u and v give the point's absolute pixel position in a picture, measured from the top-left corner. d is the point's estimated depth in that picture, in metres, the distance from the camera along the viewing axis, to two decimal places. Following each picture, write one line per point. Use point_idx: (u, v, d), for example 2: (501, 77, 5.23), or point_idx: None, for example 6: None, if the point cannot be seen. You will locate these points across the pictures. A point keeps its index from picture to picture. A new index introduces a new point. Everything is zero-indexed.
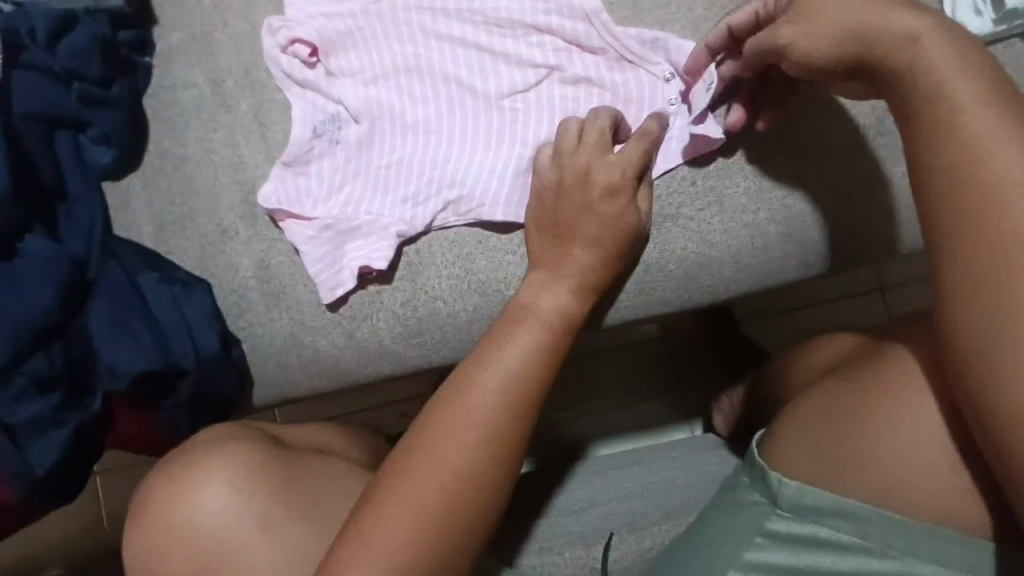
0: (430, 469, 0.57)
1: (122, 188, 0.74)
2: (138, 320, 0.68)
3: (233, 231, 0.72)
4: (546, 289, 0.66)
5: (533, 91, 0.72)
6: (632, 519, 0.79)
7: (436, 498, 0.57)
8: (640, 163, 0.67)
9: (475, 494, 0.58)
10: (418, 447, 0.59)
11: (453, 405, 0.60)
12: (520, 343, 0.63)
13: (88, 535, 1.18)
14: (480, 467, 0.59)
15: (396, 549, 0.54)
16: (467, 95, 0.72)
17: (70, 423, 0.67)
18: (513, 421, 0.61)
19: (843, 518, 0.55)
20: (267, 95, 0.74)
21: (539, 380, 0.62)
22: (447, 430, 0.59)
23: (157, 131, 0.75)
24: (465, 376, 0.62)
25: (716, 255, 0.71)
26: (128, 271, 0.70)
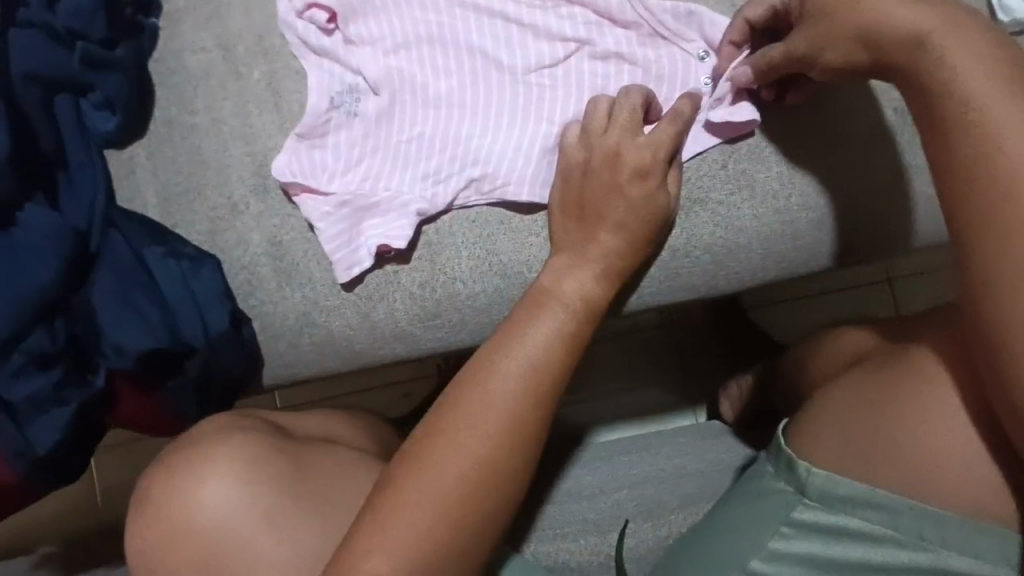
0: (449, 458, 0.54)
1: (126, 157, 0.71)
2: (144, 297, 0.66)
3: (244, 205, 0.69)
4: (572, 270, 0.62)
5: (561, 66, 0.70)
6: (648, 507, 0.78)
7: (455, 489, 0.53)
8: (672, 143, 0.64)
9: (496, 485, 0.55)
10: (437, 434, 0.55)
11: (474, 389, 0.57)
12: (545, 326, 0.59)
13: (82, 515, 1.16)
14: (503, 456, 0.55)
15: (414, 538, 0.52)
16: (492, 68, 0.69)
17: (72, 401, 0.64)
18: (537, 408, 0.57)
19: (875, 508, 0.54)
20: (280, 62, 0.71)
21: (563, 366, 0.59)
22: (467, 416, 0.56)
23: (164, 98, 0.71)
24: (486, 359, 0.58)
25: (743, 242, 0.69)
26: (132, 245, 0.66)
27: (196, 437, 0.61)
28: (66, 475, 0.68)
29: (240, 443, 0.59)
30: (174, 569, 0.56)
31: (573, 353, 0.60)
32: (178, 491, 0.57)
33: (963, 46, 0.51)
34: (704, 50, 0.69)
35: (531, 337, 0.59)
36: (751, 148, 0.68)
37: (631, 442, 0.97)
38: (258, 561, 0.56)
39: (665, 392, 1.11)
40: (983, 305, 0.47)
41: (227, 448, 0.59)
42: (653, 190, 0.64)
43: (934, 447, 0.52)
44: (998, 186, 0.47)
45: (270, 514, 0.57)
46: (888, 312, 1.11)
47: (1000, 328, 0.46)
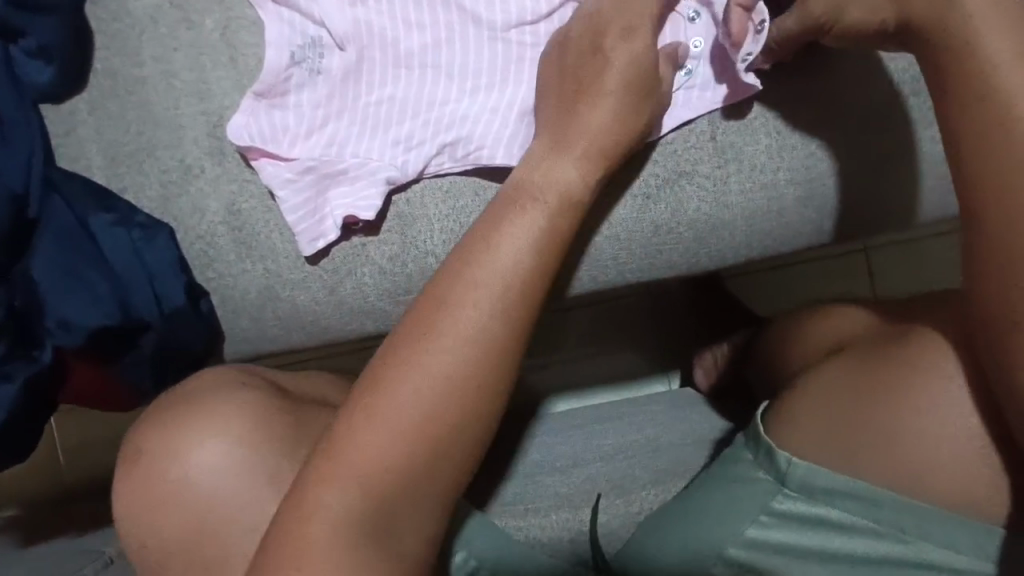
0: (413, 380, 0.49)
1: (67, 112, 0.64)
2: (91, 268, 0.61)
3: (199, 168, 0.64)
4: (541, 177, 0.56)
5: (544, 23, 0.64)
6: (621, 483, 0.78)
7: (417, 408, 0.49)
8: (637, 91, 0.58)
9: (466, 406, 0.50)
10: (399, 355, 0.50)
11: (436, 303, 0.51)
12: (516, 232, 0.53)
13: (32, 476, 1.13)
14: (468, 369, 0.50)
15: (377, 461, 0.48)
16: (469, 23, 0.64)
17: (18, 378, 0.60)
18: (511, 321, 0.52)
19: (854, 500, 0.54)
20: (236, 11, 0.64)
21: (538, 273, 0.53)
22: (427, 332, 0.51)
23: (106, 47, 0.64)
24: (449, 273, 0.52)
25: (728, 218, 0.67)
26: (78, 212, 0.62)
27: (168, 398, 0.57)
28: (18, 453, 0.65)
29: (227, 396, 0.56)
30: (160, 543, 0.54)
31: (550, 263, 0.54)
32: (154, 460, 0.54)
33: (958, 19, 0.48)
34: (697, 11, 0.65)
35: (499, 246, 0.53)
36: (740, 122, 0.65)
37: (604, 412, 0.97)
38: (254, 523, 0.54)
39: (635, 364, 1.10)
40: (982, 293, 0.48)
41: (198, 401, 0.56)
42: (623, 138, 0.59)
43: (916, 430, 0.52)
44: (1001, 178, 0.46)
45: (247, 471, 0.54)
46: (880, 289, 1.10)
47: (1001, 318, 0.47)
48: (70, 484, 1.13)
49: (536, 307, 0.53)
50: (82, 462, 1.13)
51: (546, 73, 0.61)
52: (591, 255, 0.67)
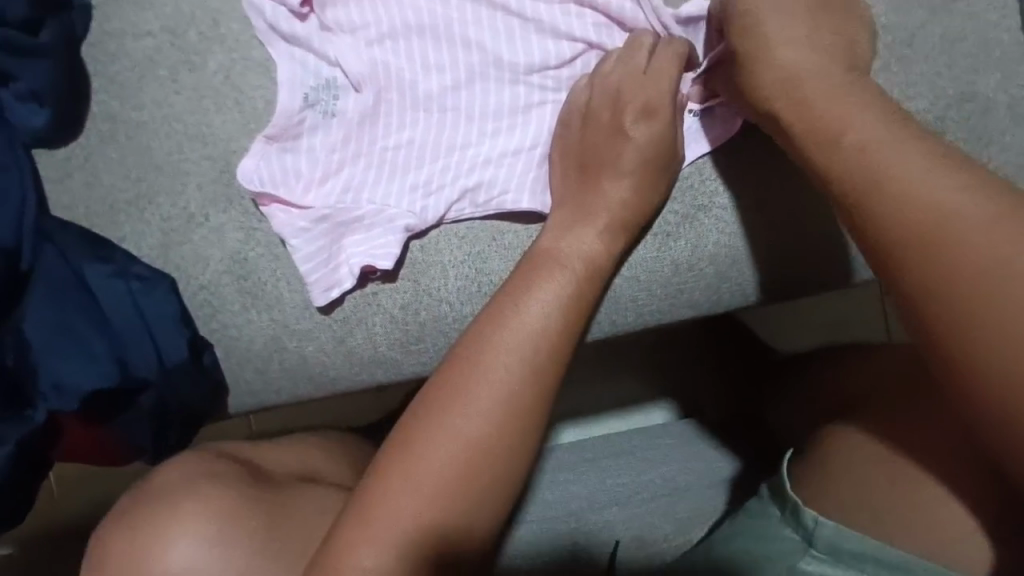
0: (444, 442, 0.47)
1: (62, 157, 0.61)
2: (87, 325, 0.58)
3: (202, 216, 0.61)
4: (568, 237, 0.55)
5: (569, 68, 0.61)
6: (639, 532, 0.75)
7: (446, 475, 0.47)
8: (665, 140, 0.57)
9: (499, 470, 0.48)
10: (430, 416, 0.48)
11: (469, 365, 0.50)
12: (547, 290, 0.53)
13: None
14: (500, 435, 0.48)
15: (406, 531, 0.45)
16: (492, 65, 0.60)
17: (9, 437, 0.58)
18: (544, 379, 0.50)
19: (894, 570, 0.51)
20: (242, 52, 0.61)
21: (568, 335, 0.52)
22: (459, 393, 0.49)
23: (103, 90, 0.61)
24: (478, 336, 0.51)
25: (751, 259, 0.65)
26: (69, 262, 0.58)
27: (165, 476, 0.56)
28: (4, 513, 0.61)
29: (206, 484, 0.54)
30: None
31: (578, 323, 0.53)
32: (153, 526, 0.51)
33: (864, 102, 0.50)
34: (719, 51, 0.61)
35: (530, 306, 0.52)
36: (772, 165, 0.62)
37: (613, 440, 0.94)
38: None
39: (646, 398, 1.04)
40: None
41: (193, 485, 0.54)
42: (651, 186, 0.57)
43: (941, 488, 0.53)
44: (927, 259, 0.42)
45: (257, 552, 0.51)
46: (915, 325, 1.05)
47: (983, 400, 0.39)
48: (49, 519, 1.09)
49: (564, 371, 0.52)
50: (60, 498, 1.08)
51: (570, 118, 0.59)
52: (611, 297, 0.65)
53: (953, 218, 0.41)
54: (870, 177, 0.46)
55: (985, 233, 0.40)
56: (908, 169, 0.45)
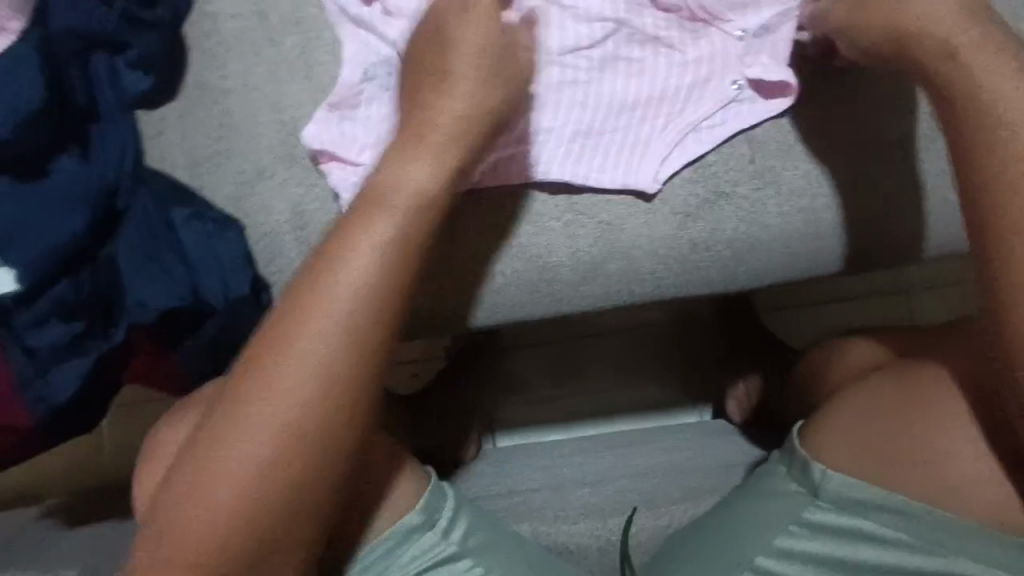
0: (236, 427, 0.51)
1: (158, 117, 0.71)
2: (170, 254, 0.67)
3: (270, 171, 0.70)
4: (381, 224, 0.53)
5: (599, 48, 0.67)
6: (652, 496, 0.79)
7: (239, 442, 0.50)
8: (483, 109, 0.57)
9: (279, 452, 0.50)
10: (234, 383, 0.51)
11: (288, 339, 0.51)
12: (346, 277, 0.52)
13: (71, 454, 1.23)
14: (261, 405, 0.50)
15: (211, 488, 0.50)
16: (530, 49, 0.68)
17: (92, 352, 0.66)
18: (351, 372, 0.51)
19: (890, 514, 0.57)
20: (315, 32, 0.70)
21: (375, 310, 0.52)
22: (257, 365, 0.51)
23: (197, 61, 0.71)
24: (290, 310, 0.52)
25: (764, 240, 0.69)
26: (160, 204, 0.68)
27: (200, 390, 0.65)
28: (83, 426, 0.69)
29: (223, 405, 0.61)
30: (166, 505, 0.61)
31: (391, 319, 0.53)
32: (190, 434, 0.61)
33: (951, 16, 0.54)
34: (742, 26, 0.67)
35: (342, 275, 0.52)
36: (787, 149, 0.68)
37: (636, 437, 1.02)
38: None
39: (650, 374, 1.17)
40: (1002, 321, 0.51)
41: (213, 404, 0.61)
42: (456, 147, 0.56)
43: (946, 441, 0.55)
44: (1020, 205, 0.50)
45: None
46: (933, 308, 1.08)
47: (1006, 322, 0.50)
48: (109, 472, 1.22)
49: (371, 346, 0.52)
50: (118, 449, 1.22)
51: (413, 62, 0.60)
52: (630, 269, 0.69)
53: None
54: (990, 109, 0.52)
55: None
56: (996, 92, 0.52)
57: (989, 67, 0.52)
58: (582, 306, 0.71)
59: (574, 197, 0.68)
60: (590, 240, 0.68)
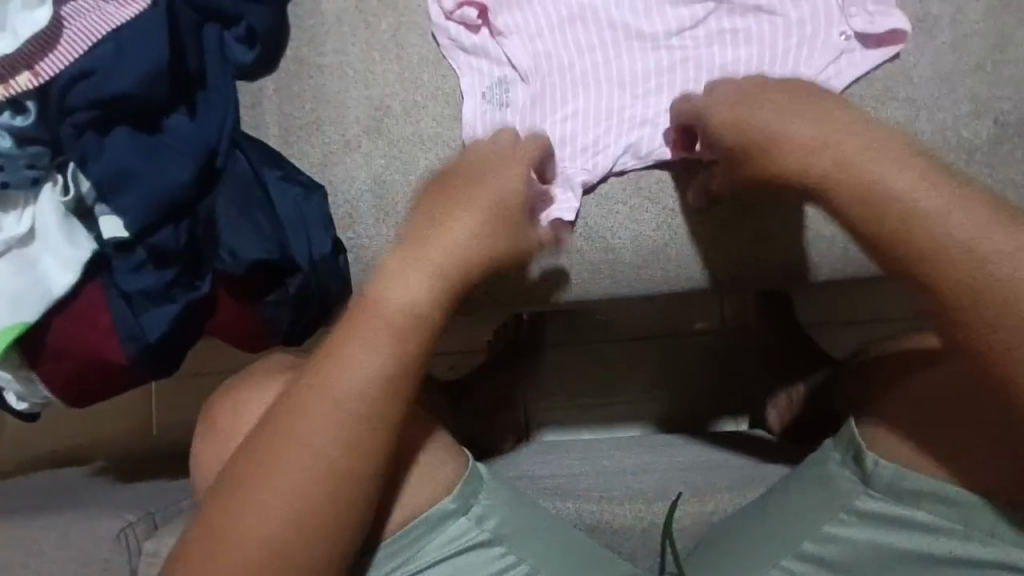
0: (292, 460, 0.54)
1: (257, 88, 0.77)
2: (261, 213, 0.71)
3: (356, 142, 0.75)
4: (375, 336, 0.55)
5: (702, 27, 0.72)
6: (696, 485, 0.80)
7: (288, 512, 0.53)
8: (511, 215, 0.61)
9: (321, 525, 0.54)
10: (280, 452, 0.54)
11: (302, 421, 0.54)
12: (374, 333, 0.55)
13: (120, 423, 1.28)
14: (312, 483, 0.54)
15: (256, 546, 0.54)
16: (624, 37, 0.72)
17: (181, 299, 0.71)
18: (383, 416, 0.55)
19: (944, 504, 0.59)
20: (408, 16, 0.75)
21: (385, 411, 0.55)
22: (302, 446, 0.54)
23: (297, 38, 0.77)
24: (310, 391, 0.55)
25: (823, 237, 0.71)
26: (254, 166, 0.72)
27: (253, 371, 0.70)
28: (165, 367, 0.73)
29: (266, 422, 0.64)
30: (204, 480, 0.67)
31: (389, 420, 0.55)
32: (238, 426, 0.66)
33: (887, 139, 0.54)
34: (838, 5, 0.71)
35: (357, 374, 0.54)
36: None
37: (674, 438, 1.04)
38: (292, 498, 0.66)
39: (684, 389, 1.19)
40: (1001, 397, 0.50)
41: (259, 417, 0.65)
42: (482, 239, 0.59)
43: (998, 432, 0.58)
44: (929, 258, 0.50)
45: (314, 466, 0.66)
46: None
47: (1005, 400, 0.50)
48: (156, 435, 1.27)
49: (382, 438, 0.55)
50: (163, 420, 1.27)
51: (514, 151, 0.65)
52: (692, 255, 0.72)
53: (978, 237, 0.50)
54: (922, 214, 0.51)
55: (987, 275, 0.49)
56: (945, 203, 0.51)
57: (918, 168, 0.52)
58: (644, 289, 0.74)
59: (641, 182, 0.71)
60: (654, 225, 0.71)
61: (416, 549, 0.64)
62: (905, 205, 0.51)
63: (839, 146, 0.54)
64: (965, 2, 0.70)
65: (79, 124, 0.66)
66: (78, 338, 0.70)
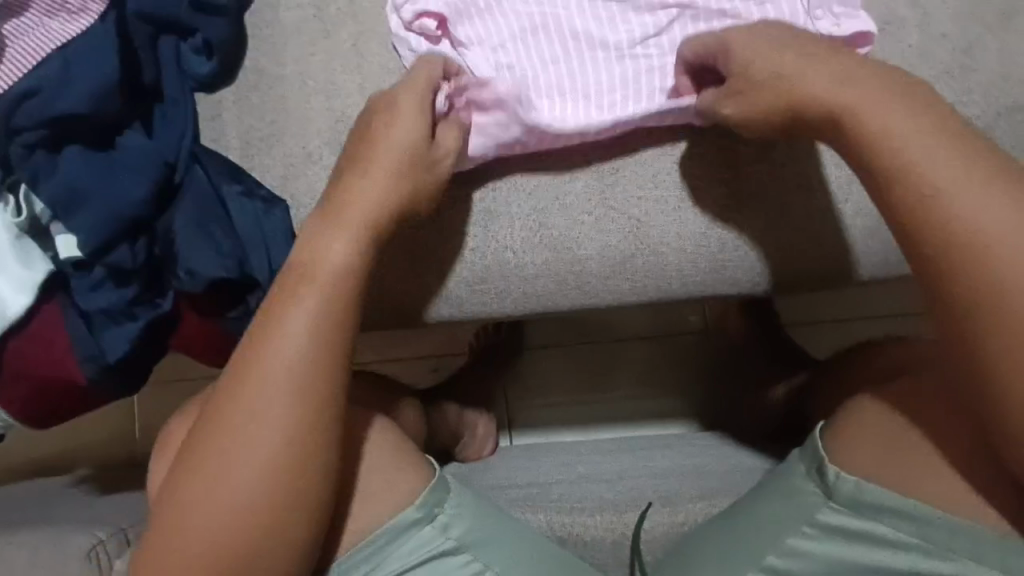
0: (243, 404, 0.56)
1: (216, 100, 0.75)
2: (220, 229, 0.69)
3: (318, 155, 0.73)
4: (309, 279, 0.58)
5: (666, 35, 0.70)
6: (668, 494, 0.80)
7: (247, 461, 0.55)
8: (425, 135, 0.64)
9: (280, 464, 0.56)
10: (230, 401, 0.56)
11: (247, 368, 0.56)
12: (294, 319, 0.57)
13: (100, 433, 1.28)
14: (265, 423, 0.56)
15: (220, 500, 0.55)
16: (588, 46, 0.71)
17: (142, 318, 0.69)
18: (328, 345, 0.58)
19: (905, 519, 0.59)
20: (369, 25, 0.74)
21: (329, 333, 0.58)
22: (246, 390, 0.56)
23: (255, 48, 0.75)
24: (253, 337, 0.57)
25: (792, 244, 0.70)
26: (213, 181, 0.71)
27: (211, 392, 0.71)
28: (126, 387, 0.72)
29: None
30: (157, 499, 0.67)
31: (333, 347, 0.58)
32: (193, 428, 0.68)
33: (892, 106, 0.54)
34: (806, 5, 0.68)
35: (296, 307, 0.57)
36: (814, 158, 0.69)
37: (653, 441, 1.03)
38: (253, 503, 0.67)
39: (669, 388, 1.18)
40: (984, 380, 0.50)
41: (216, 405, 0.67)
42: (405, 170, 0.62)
43: (952, 445, 0.59)
44: (922, 228, 0.51)
45: None
46: None
47: (1001, 392, 0.50)
48: (135, 442, 1.27)
49: (333, 363, 0.58)
50: (145, 428, 1.27)
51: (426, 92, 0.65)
52: (658, 265, 0.71)
53: (982, 221, 0.50)
54: (923, 185, 0.51)
55: (998, 235, 0.49)
56: (956, 175, 0.51)
57: (919, 130, 0.53)
58: (611, 299, 0.73)
59: (607, 192, 0.70)
60: (620, 235, 0.70)
61: (381, 559, 0.63)
62: (921, 178, 0.52)
63: (886, 122, 0.53)
64: (932, 7, 0.69)
65: (30, 143, 0.64)
66: (36, 361, 0.70)
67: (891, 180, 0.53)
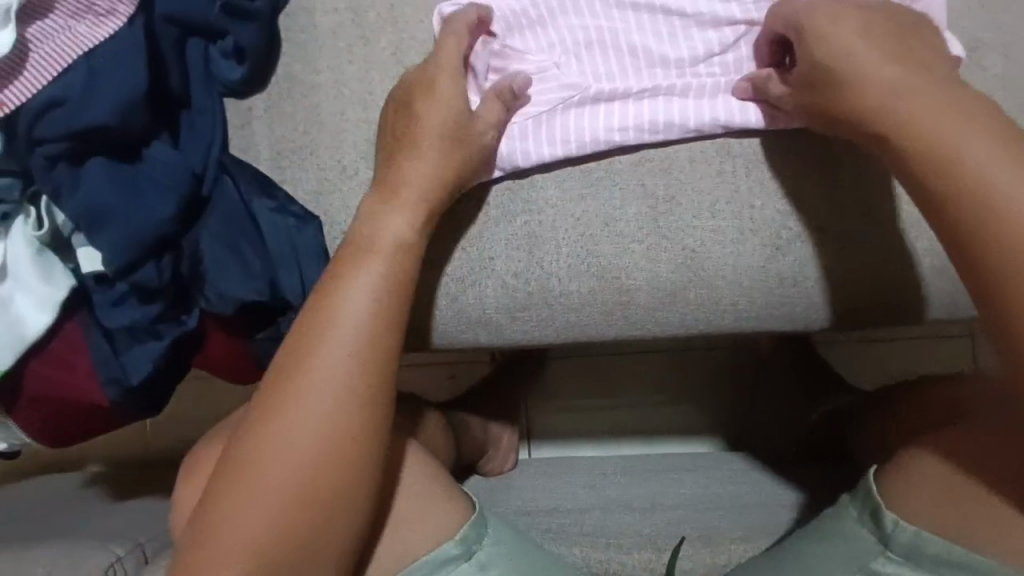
0: (298, 401, 0.54)
1: (246, 107, 0.70)
2: (250, 247, 0.66)
3: (354, 170, 0.69)
4: (362, 269, 0.57)
5: (731, 53, 0.66)
6: (706, 531, 0.79)
7: (302, 461, 0.53)
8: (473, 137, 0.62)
9: (337, 464, 0.53)
10: (283, 398, 0.54)
11: (302, 363, 0.55)
12: (352, 307, 0.56)
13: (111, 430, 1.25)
14: (322, 422, 0.54)
15: (270, 502, 0.52)
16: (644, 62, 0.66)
17: (167, 337, 0.66)
18: (383, 343, 0.56)
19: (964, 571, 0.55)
20: (410, 32, 0.69)
21: (386, 329, 0.56)
22: (301, 385, 0.54)
23: (289, 53, 0.70)
24: (305, 330, 0.56)
25: (858, 280, 0.65)
26: (243, 195, 0.67)
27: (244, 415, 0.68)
28: (147, 408, 0.69)
29: None
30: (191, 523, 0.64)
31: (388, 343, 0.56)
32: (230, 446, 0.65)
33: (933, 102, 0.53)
34: None
35: (352, 296, 0.56)
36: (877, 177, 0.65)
37: (678, 459, 0.99)
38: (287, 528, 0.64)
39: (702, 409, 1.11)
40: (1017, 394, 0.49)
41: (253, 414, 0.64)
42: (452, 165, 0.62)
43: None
44: (971, 232, 0.49)
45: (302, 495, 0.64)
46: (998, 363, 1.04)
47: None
48: (145, 440, 1.24)
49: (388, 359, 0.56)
50: (155, 428, 1.24)
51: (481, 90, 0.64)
52: (710, 299, 0.67)
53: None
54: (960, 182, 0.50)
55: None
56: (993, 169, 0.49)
57: (956, 129, 0.51)
58: (657, 331, 0.69)
59: (659, 219, 0.66)
60: (673, 266, 0.66)
61: None
62: (971, 176, 0.49)
63: (932, 127, 0.52)
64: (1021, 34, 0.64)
65: (52, 155, 0.61)
66: (56, 382, 0.67)
67: (939, 185, 0.51)
